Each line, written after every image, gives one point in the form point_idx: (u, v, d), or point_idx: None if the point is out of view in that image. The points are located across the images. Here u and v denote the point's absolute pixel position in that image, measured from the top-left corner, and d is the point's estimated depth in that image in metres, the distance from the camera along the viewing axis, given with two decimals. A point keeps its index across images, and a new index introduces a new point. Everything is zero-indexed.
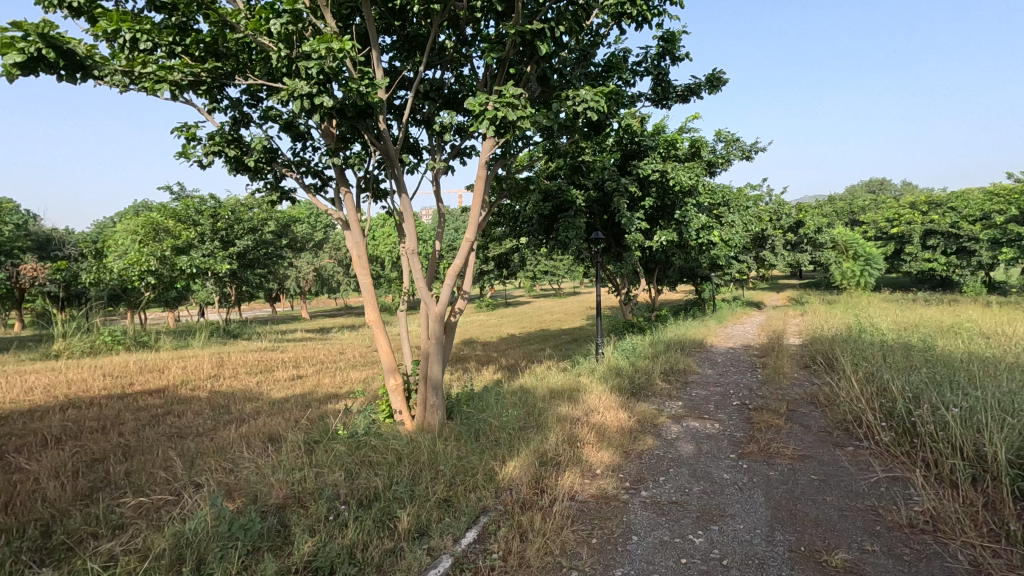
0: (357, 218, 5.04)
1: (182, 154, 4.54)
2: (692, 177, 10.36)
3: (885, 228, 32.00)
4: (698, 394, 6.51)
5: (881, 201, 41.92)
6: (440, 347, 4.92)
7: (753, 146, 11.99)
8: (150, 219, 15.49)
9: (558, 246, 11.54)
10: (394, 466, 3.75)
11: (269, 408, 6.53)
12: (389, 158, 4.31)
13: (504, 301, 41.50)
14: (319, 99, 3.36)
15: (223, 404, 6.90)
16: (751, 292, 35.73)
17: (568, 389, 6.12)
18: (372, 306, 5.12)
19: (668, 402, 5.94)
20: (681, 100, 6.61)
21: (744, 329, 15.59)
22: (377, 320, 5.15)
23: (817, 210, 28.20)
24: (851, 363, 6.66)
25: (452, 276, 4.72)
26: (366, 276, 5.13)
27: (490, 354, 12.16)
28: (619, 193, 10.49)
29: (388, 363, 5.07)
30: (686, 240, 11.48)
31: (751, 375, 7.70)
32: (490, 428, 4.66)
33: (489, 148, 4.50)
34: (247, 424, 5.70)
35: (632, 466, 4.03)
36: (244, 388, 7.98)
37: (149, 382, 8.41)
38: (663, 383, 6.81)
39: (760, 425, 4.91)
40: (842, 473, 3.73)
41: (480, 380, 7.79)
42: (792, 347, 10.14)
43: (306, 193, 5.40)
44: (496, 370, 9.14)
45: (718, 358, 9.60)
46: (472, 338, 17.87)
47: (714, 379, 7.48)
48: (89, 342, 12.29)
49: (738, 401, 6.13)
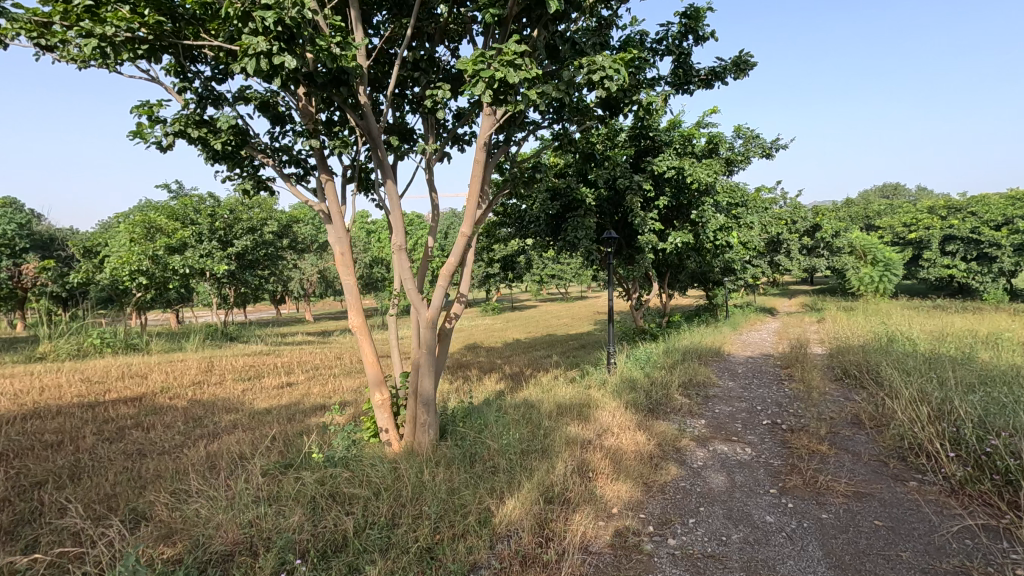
0: (340, 211, 4.43)
1: (136, 133, 3.92)
2: (710, 174, 9.69)
3: (902, 232, 31.05)
4: (722, 410, 5.83)
5: (896, 206, 40.90)
6: (431, 358, 4.31)
7: (773, 143, 11.27)
8: (144, 218, 15.21)
9: (567, 247, 10.90)
10: (370, 505, 3.14)
11: (247, 421, 5.94)
12: (372, 139, 3.67)
13: (510, 304, 40.87)
14: (280, 58, 2.70)
15: (200, 415, 6.32)
16: (762, 298, 34.87)
17: (578, 404, 5.47)
18: (357, 311, 4.51)
19: (690, 421, 5.28)
20: (704, 85, 5.88)
21: (761, 337, 14.83)
22: (363, 326, 4.53)
23: (832, 214, 27.36)
24: (893, 379, 5.96)
25: (445, 278, 4.10)
26: (351, 277, 4.52)
27: (493, 361, 11.54)
28: (632, 191, 9.86)
29: (374, 374, 4.46)
30: (702, 242, 10.81)
31: (778, 389, 7.01)
32: (488, 453, 4.04)
33: (488, 127, 3.85)
34: (218, 441, 5.10)
35: (655, 504, 3.39)
36: (226, 396, 7.40)
37: (126, 389, 7.85)
38: (682, 397, 6.14)
39: (800, 451, 4.25)
40: (912, 518, 3.07)
41: (482, 392, 7.17)
42: (817, 358, 9.43)
43: (284, 182, 4.80)
44: (499, 379, 8.51)
45: (738, 368, 8.91)
46: (477, 342, 17.23)
47: (737, 392, 6.80)
48: (77, 343, 11.80)
49: (768, 419, 5.45)
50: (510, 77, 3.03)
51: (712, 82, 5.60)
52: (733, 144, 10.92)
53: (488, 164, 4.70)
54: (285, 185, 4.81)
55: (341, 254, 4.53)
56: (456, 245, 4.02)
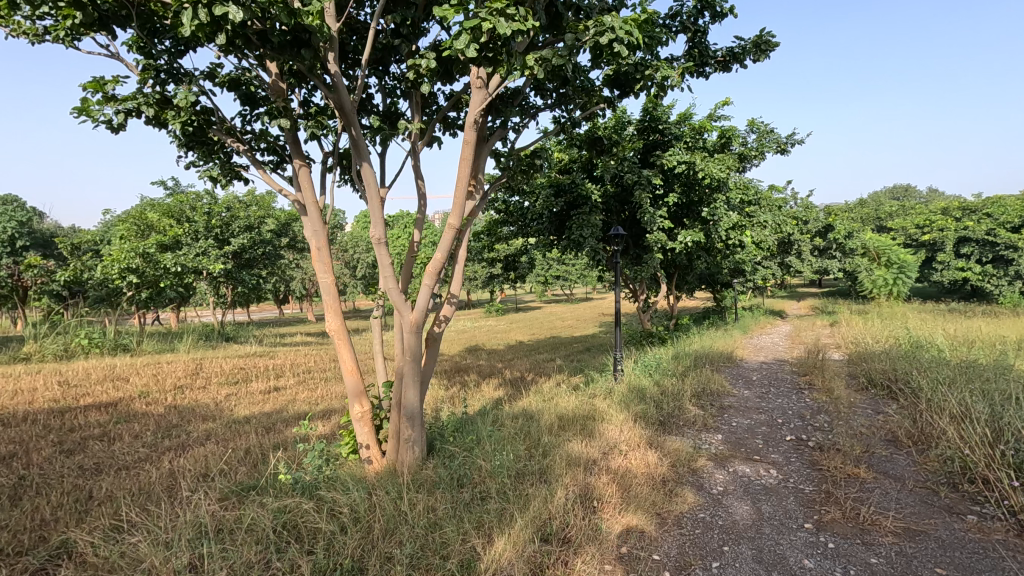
0: (314, 201, 3.96)
1: (83, 111, 3.47)
2: (723, 169, 9.17)
3: (915, 234, 30.33)
4: (740, 424, 5.31)
5: (908, 208, 40.03)
6: (416, 366, 3.84)
7: (789, 137, 10.74)
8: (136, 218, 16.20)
9: (571, 246, 10.40)
10: (335, 543, 2.67)
11: (222, 430, 5.49)
12: (345, 116, 3.19)
13: (514, 306, 40.42)
14: (220, 8, 2.24)
15: (175, 422, 5.87)
16: (770, 300, 34.21)
17: (582, 417, 4.98)
18: (335, 313, 4.04)
19: (706, 436, 4.77)
20: (721, 67, 5.37)
21: (773, 341, 14.26)
22: (342, 330, 4.07)
23: (844, 214, 26.69)
24: (928, 391, 5.42)
25: (431, 276, 3.61)
26: (328, 275, 4.05)
27: (495, 364, 11.06)
28: (640, 187, 9.34)
29: (353, 384, 3.99)
30: (713, 241, 10.29)
31: (799, 399, 6.47)
32: (479, 476, 3.57)
33: (480, 103, 3.33)
34: (186, 454, 4.63)
35: (671, 543, 2.90)
36: (208, 402, 6.94)
37: (103, 393, 7.41)
38: (695, 408, 5.65)
39: (835, 476, 3.74)
40: (982, 567, 2.56)
41: (479, 400, 6.68)
42: (836, 364, 8.88)
43: (255, 170, 4.32)
44: (498, 385, 8.01)
45: (753, 375, 8.38)
46: (478, 345, 16.75)
47: (754, 402, 6.27)
48: (64, 343, 11.40)
49: (791, 434, 4.95)
50: (500, 27, 2.52)
51: (729, 65, 5.10)
52: (746, 138, 10.38)
53: (480, 150, 4.25)
54: (257, 173, 4.34)
55: (316, 249, 4.06)
56: (443, 240, 3.53)
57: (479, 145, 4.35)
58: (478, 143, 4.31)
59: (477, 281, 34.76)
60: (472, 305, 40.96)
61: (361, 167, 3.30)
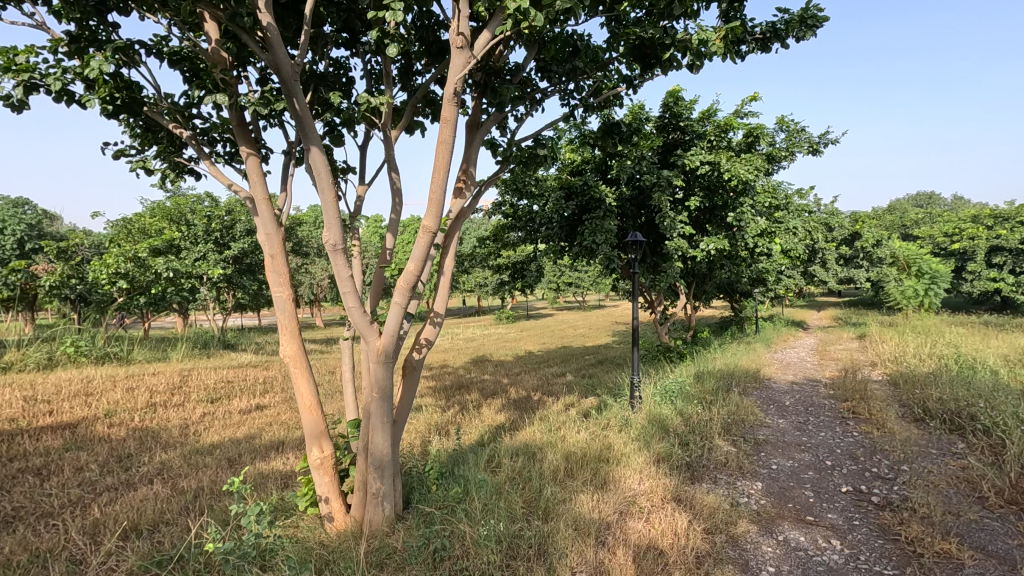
0: (265, 197, 3.22)
1: None
2: (751, 170, 8.36)
3: (944, 243, 29.02)
4: (782, 467, 4.47)
5: (936, 215, 38.59)
6: (388, 403, 3.09)
7: (822, 137, 9.88)
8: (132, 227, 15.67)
9: (583, 253, 9.64)
10: None
11: (179, 464, 4.76)
12: (285, 87, 2.46)
13: (525, 312, 39.76)
14: None
15: (131, 451, 5.16)
16: (789, 310, 33.05)
17: (594, 459, 4.19)
18: (291, 338, 3.31)
19: (743, 486, 3.94)
20: (760, 47, 4.62)
21: (799, 357, 13.34)
22: (299, 357, 3.33)
23: (872, 221, 25.53)
24: (1009, 432, 4.54)
25: (403, 292, 2.84)
26: (284, 290, 3.32)
27: (501, 380, 10.28)
28: (659, 188, 8.59)
29: (311, 424, 3.26)
30: (738, 249, 9.45)
31: (845, 433, 5.60)
32: (461, 551, 2.82)
33: (462, 69, 2.57)
34: (122, 498, 3.90)
35: None
36: (177, 425, 6.22)
37: (66, 411, 6.73)
38: (726, 444, 4.84)
39: (919, 554, 2.92)
40: None
41: (476, 428, 5.90)
42: (877, 387, 7.99)
43: (203, 161, 3.61)
44: (502, 406, 7.25)
45: (785, 399, 7.53)
46: (485, 356, 16.01)
47: (794, 437, 5.42)
48: (48, 352, 10.84)
49: (846, 484, 4.12)
50: None
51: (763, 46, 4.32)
52: (776, 137, 9.52)
53: (472, 139, 3.54)
54: (206, 166, 3.63)
55: (269, 258, 3.32)
56: (417, 247, 2.79)
57: (471, 133, 3.63)
58: (470, 131, 3.60)
59: (488, 287, 34.07)
60: (482, 312, 40.28)
61: (309, 154, 2.57)
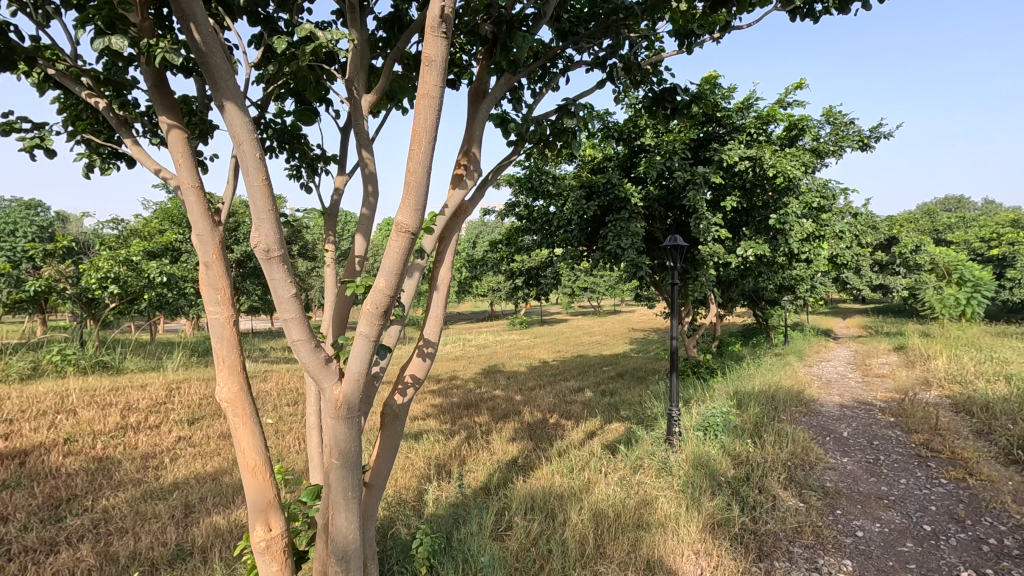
0: (194, 185, 2.36)
1: None
2: (798, 167, 7.41)
3: (983, 248, 27.38)
4: (870, 534, 3.50)
5: (970, 220, 36.78)
6: (353, 471, 2.20)
7: (873, 130, 8.86)
8: (132, 230, 15.03)
9: (605, 259, 8.74)
10: None
11: (124, 512, 3.93)
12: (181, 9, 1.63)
13: (539, 318, 38.87)
14: None
15: (74, 493, 4.34)
16: (814, 318, 31.71)
17: (631, 528, 3.29)
18: (229, 374, 2.45)
19: (829, 568, 3.03)
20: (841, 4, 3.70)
21: (838, 373, 12.22)
22: (239, 402, 2.46)
23: (907, 226, 24.15)
24: None
25: (371, 319, 1.93)
26: (222, 309, 2.46)
27: (513, 397, 9.38)
28: (692, 187, 7.66)
29: (255, 492, 2.41)
30: (781, 255, 8.46)
31: (930, 480, 4.58)
32: None
33: None
34: (32, 570, 3.07)
35: None
36: (141, 454, 5.41)
37: (23, 434, 5.95)
38: (792, 498, 3.91)
39: None
40: None
41: (484, 466, 4.97)
42: (945, 415, 6.93)
43: (129, 144, 2.67)
44: (515, 433, 6.35)
45: (841, 428, 6.53)
46: (498, 366, 15.14)
47: (868, 484, 4.46)
48: (33, 361, 10.15)
49: (963, 564, 3.16)
50: None
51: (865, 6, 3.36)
52: (822, 130, 8.52)
53: (477, 110, 2.67)
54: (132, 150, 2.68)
55: (202, 267, 2.46)
56: (387, 256, 1.83)
57: (473, 104, 2.75)
58: (473, 102, 2.74)
59: (501, 293, 33.26)
60: (495, 318, 39.42)
61: (223, 112, 1.69)
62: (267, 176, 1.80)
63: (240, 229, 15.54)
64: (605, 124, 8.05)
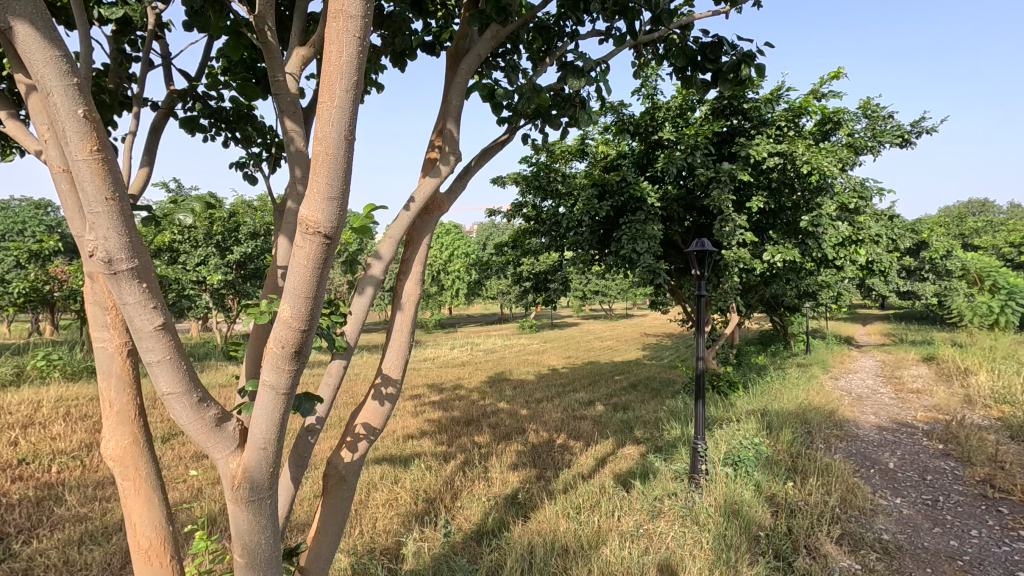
0: None
1: None
2: (835, 163, 6.67)
3: (1014, 253, 26.12)
4: None
5: (999, 224, 35.34)
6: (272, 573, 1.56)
7: (914, 123, 8.07)
8: None
9: (620, 263, 8.05)
10: None
11: (51, 563, 3.34)
12: None
13: (549, 322, 38.23)
14: None
15: (5, 532, 3.77)
16: (834, 324, 30.65)
17: None
18: (120, 422, 1.83)
19: None
20: None
21: (869, 388, 11.36)
22: (132, 460, 1.83)
23: (937, 229, 22.99)
24: None
25: (277, 362, 1.28)
26: (110, 335, 1.82)
27: (518, 411, 8.73)
28: (717, 185, 6.96)
29: None
30: (814, 260, 7.71)
31: (1007, 533, 3.85)
32: None
33: None
34: None
35: None
36: (97, 480, 4.84)
37: None
38: (846, 560, 3.21)
39: None
40: None
41: (479, 502, 4.31)
42: (1003, 442, 6.14)
43: (2, 120, 1.98)
44: (517, 458, 5.69)
45: (886, 458, 5.76)
46: (505, 373, 14.47)
47: (935, 537, 3.73)
48: (17, 367, 9.69)
49: None
50: None
51: None
52: (859, 124, 7.76)
53: (456, 73, 2.05)
54: (8, 128, 2.00)
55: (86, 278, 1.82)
56: (292, 268, 1.18)
57: (452, 68, 2.12)
58: (451, 66, 2.12)
59: (511, 295, 32.60)
60: (505, 321, 38.77)
61: (18, 39, 1.08)
62: (103, 146, 1.16)
63: (241, 229, 15.01)
64: (619, 117, 7.40)
